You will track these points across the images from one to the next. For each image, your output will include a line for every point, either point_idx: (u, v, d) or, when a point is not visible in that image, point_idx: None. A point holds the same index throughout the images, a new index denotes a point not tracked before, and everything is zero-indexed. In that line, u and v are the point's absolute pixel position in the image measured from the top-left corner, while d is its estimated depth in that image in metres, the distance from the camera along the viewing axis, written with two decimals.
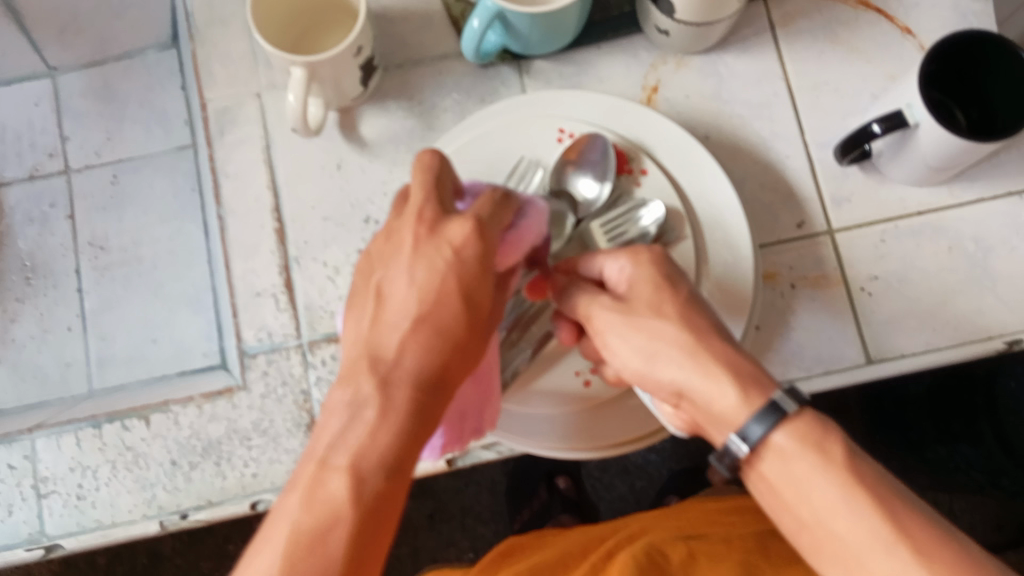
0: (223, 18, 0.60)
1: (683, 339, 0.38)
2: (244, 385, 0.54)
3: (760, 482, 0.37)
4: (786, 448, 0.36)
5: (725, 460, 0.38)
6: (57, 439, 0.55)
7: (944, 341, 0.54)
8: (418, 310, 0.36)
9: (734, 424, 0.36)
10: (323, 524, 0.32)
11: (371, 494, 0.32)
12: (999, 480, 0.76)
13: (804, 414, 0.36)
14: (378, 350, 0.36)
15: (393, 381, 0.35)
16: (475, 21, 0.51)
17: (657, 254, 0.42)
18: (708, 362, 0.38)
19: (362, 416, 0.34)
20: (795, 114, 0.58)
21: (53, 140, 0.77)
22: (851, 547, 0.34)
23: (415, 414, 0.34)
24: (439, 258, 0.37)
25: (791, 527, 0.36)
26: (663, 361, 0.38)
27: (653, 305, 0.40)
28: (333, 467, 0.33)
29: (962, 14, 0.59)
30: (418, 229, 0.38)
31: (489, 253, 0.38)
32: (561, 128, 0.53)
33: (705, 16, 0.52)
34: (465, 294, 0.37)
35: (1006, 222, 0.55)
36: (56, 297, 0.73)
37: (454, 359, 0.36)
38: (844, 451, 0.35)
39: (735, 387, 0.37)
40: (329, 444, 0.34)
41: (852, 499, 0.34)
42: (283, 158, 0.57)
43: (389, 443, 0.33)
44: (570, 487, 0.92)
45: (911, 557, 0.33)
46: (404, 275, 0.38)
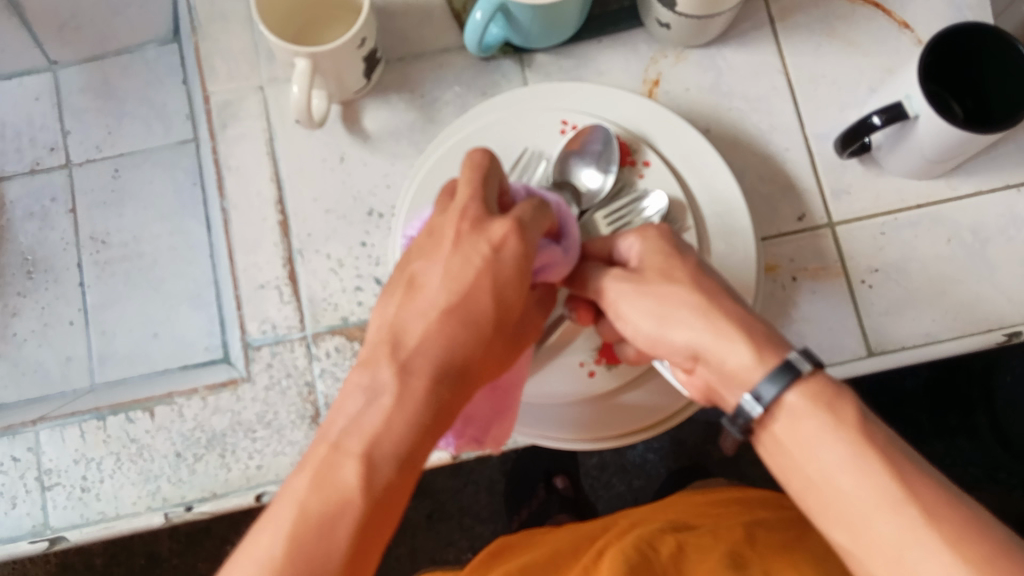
0: (224, 12, 0.60)
1: (694, 299, 0.39)
2: (248, 377, 0.54)
3: (769, 442, 0.37)
4: (796, 406, 0.36)
5: (737, 422, 0.38)
6: (61, 431, 0.55)
7: (944, 332, 0.54)
8: (449, 305, 0.37)
9: (746, 383, 0.37)
10: (331, 506, 0.31)
11: (382, 484, 0.32)
12: (996, 473, 0.79)
13: (817, 376, 0.36)
14: (401, 338, 0.36)
15: (416, 374, 0.35)
16: (478, 14, 0.51)
17: (664, 229, 0.43)
18: (722, 323, 0.38)
19: (380, 404, 0.34)
20: (794, 107, 0.58)
21: (54, 136, 0.77)
22: (859, 505, 0.34)
23: (435, 409, 0.34)
24: (477, 254, 0.38)
25: (800, 491, 0.36)
26: (678, 322, 0.39)
27: (664, 271, 0.40)
28: (347, 450, 0.33)
29: (958, 8, 0.59)
30: (459, 222, 0.39)
31: (526, 256, 0.38)
32: (564, 120, 0.53)
33: (705, 10, 0.52)
34: (499, 294, 0.38)
35: (1004, 214, 0.56)
36: (58, 292, 0.73)
37: (476, 358, 0.37)
38: (856, 413, 0.36)
39: (749, 348, 0.37)
40: (345, 427, 0.33)
41: (861, 458, 0.34)
42: (285, 151, 0.58)
43: (407, 435, 0.33)
44: (568, 487, 0.93)
45: (919, 516, 0.33)
46: (440, 267, 0.38)
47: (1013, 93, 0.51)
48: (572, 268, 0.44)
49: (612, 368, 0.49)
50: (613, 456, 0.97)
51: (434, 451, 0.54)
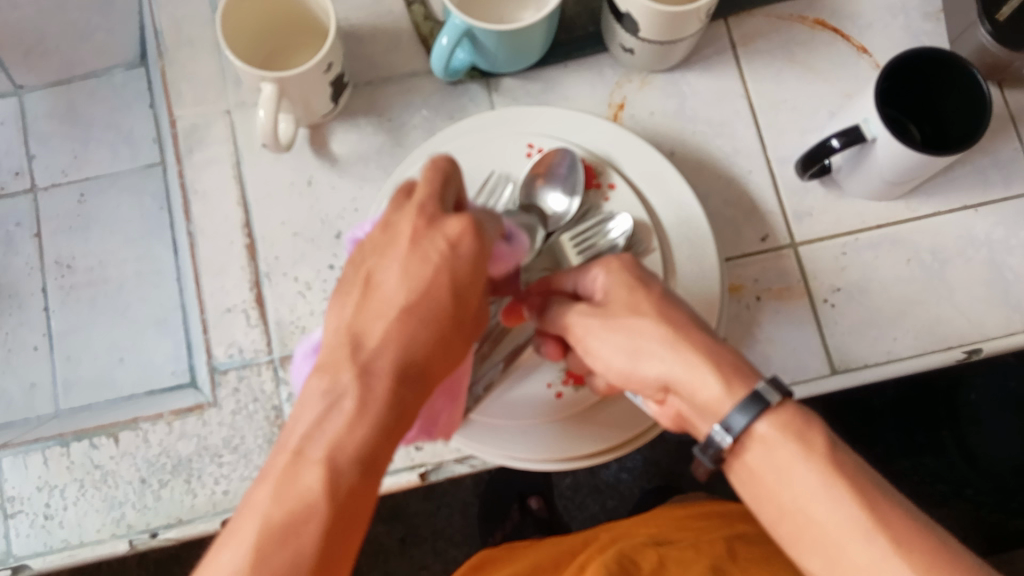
0: (191, 37, 0.61)
1: (663, 332, 0.39)
2: (214, 402, 0.54)
3: (742, 470, 0.38)
4: (768, 435, 0.36)
5: (708, 452, 0.38)
6: (23, 458, 0.55)
7: (905, 350, 0.55)
8: (404, 304, 0.36)
9: (717, 413, 0.37)
10: (294, 514, 0.31)
11: (346, 489, 0.32)
12: (962, 489, 0.80)
13: (786, 405, 0.37)
14: (360, 338, 0.35)
15: (376, 375, 0.34)
16: (444, 39, 0.52)
17: (627, 261, 0.43)
18: (690, 354, 0.38)
19: (340, 409, 0.33)
20: (756, 131, 0.59)
21: (19, 161, 0.76)
22: (832, 534, 0.35)
23: (396, 409, 0.34)
24: (434, 252, 0.37)
25: (772, 518, 0.37)
26: (647, 355, 0.39)
27: (629, 305, 0.40)
28: (309, 458, 0.32)
29: (915, 34, 0.61)
30: (416, 220, 0.37)
31: (482, 253, 0.38)
32: (529, 144, 0.53)
33: (668, 35, 0.53)
34: (456, 293, 0.37)
35: (961, 234, 0.57)
36: (22, 318, 0.72)
37: (437, 356, 0.36)
38: (825, 441, 0.36)
39: (719, 380, 0.37)
40: (305, 435, 0.33)
41: (833, 488, 0.35)
42: (252, 175, 0.58)
43: (368, 437, 0.33)
44: (542, 508, 0.93)
45: (890, 545, 0.34)
46: (396, 264, 0.37)
47: (966, 117, 0.52)
48: (542, 301, 0.45)
49: (577, 390, 0.50)
50: (586, 477, 0.97)
51: (402, 474, 0.53)
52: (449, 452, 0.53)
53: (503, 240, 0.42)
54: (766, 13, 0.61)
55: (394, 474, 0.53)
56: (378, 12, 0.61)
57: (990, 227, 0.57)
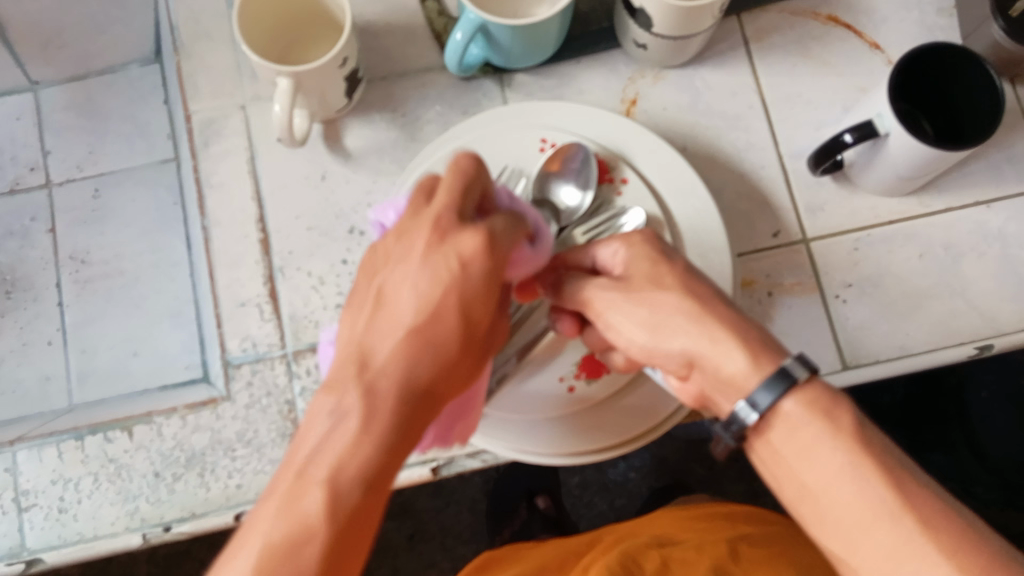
0: (207, 31, 0.61)
1: (687, 306, 0.39)
2: (227, 396, 0.54)
3: (766, 449, 0.37)
4: (794, 414, 0.36)
5: (732, 429, 0.38)
6: (38, 450, 0.55)
7: (917, 345, 0.55)
8: (414, 323, 0.36)
9: (742, 389, 0.37)
10: (296, 532, 0.31)
11: (349, 507, 0.32)
12: (971, 488, 0.79)
13: (814, 383, 0.36)
14: (369, 358, 0.35)
15: (380, 393, 0.34)
16: (459, 34, 0.52)
17: (649, 235, 0.43)
18: (714, 329, 0.38)
19: (346, 426, 0.33)
20: (769, 126, 0.59)
21: (34, 155, 0.77)
22: (857, 514, 0.34)
23: (402, 430, 0.34)
24: (446, 268, 0.36)
25: (795, 497, 0.37)
26: (670, 329, 0.39)
27: (652, 279, 0.41)
28: (314, 478, 0.32)
29: (928, 30, 0.61)
30: (429, 234, 0.37)
31: (494, 269, 0.37)
32: (543, 138, 0.54)
33: (682, 30, 0.53)
34: (465, 312, 0.37)
35: (974, 230, 0.57)
36: (36, 312, 0.72)
37: (443, 376, 0.36)
38: (853, 420, 0.36)
39: (744, 354, 0.37)
40: (311, 451, 0.33)
41: (858, 467, 0.35)
42: (266, 169, 0.58)
43: (373, 456, 0.33)
44: (549, 506, 0.91)
45: (917, 526, 0.33)
46: (407, 279, 0.37)
47: (981, 107, 0.52)
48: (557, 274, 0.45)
49: (591, 382, 0.50)
50: (594, 475, 0.97)
51: (415, 467, 0.54)
52: (460, 447, 0.54)
53: (529, 244, 0.40)
54: (780, 8, 0.61)
55: (407, 468, 0.53)
56: (392, 7, 0.61)
57: (1003, 222, 0.57)
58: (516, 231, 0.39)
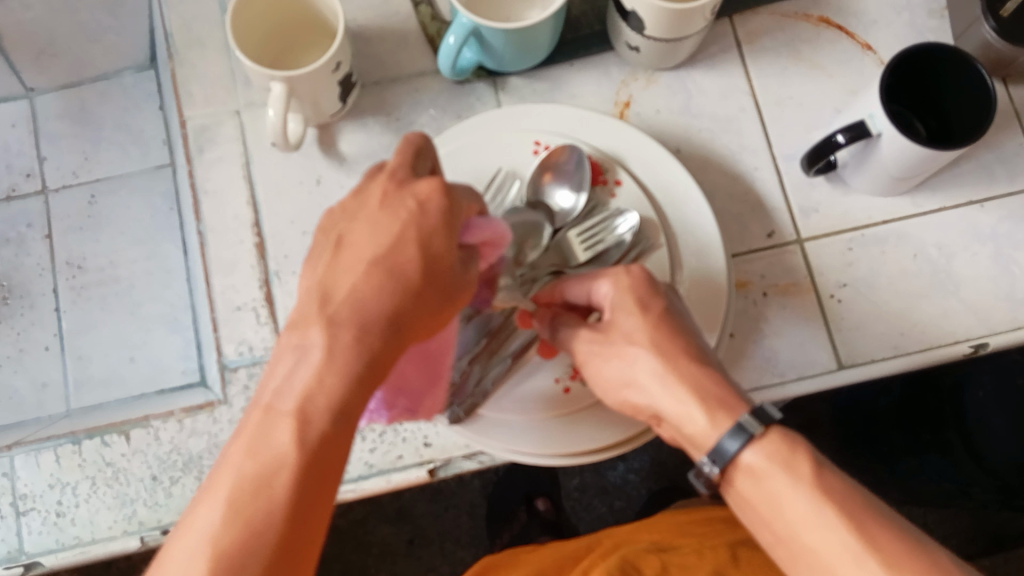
0: (200, 38, 0.61)
1: (656, 363, 0.40)
2: (224, 400, 0.54)
3: (737, 498, 0.39)
4: (755, 465, 0.38)
5: (701, 480, 0.39)
6: (35, 457, 0.55)
7: (912, 345, 0.56)
8: (373, 258, 0.36)
9: (705, 445, 0.38)
10: (263, 465, 0.32)
11: (316, 436, 0.32)
12: (968, 488, 0.79)
13: (771, 434, 0.38)
14: (330, 295, 0.35)
15: (341, 325, 0.34)
16: (451, 38, 0.53)
17: (637, 273, 0.42)
18: (678, 387, 0.39)
19: (310, 360, 0.33)
20: (762, 128, 0.60)
21: (29, 162, 0.77)
22: (824, 559, 0.36)
23: (368, 360, 0.34)
24: (403, 210, 0.36)
25: (768, 541, 0.38)
26: (638, 387, 0.41)
27: (626, 331, 0.41)
28: (282, 411, 0.33)
29: (919, 31, 0.61)
30: (386, 185, 0.38)
31: (455, 212, 0.37)
32: (537, 141, 0.54)
33: (674, 33, 0.54)
34: (424, 246, 0.36)
35: (966, 230, 0.57)
36: (34, 318, 0.72)
37: (411, 308, 0.35)
38: (812, 466, 0.37)
39: (703, 413, 0.38)
40: (277, 388, 0.34)
41: (821, 511, 0.36)
42: (261, 174, 0.58)
43: (339, 387, 0.33)
44: (549, 509, 0.93)
45: (881, 566, 0.35)
46: (365, 223, 0.37)
47: (972, 114, 0.52)
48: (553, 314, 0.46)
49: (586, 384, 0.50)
50: (593, 479, 0.97)
51: (412, 469, 0.54)
52: (458, 449, 0.54)
53: (485, 214, 0.40)
54: (771, 10, 0.62)
55: (404, 470, 0.53)
56: (385, 12, 0.61)
57: (996, 222, 0.57)
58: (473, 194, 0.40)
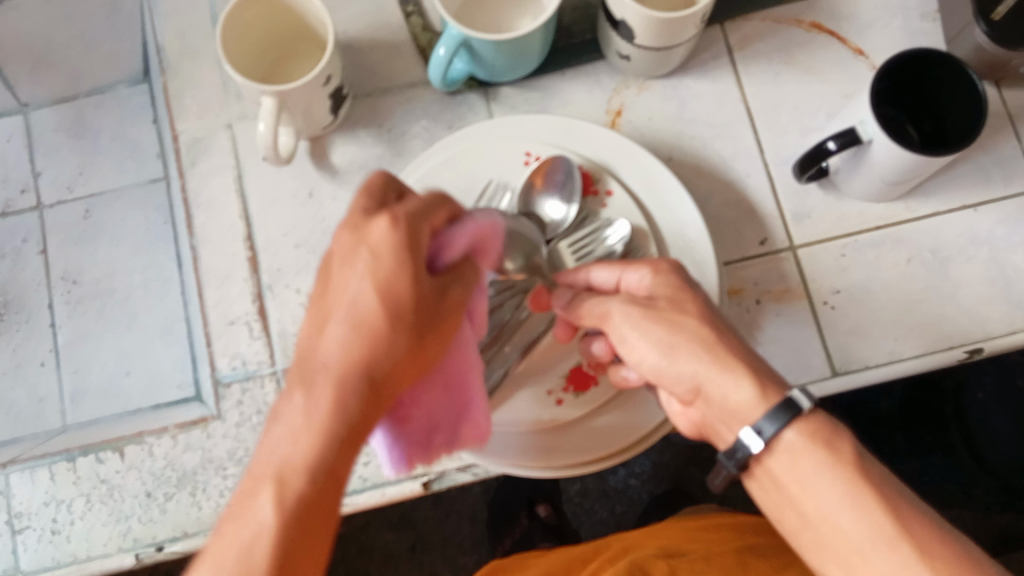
0: (192, 51, 0.61)
1: (702, 336, 0.40)
2: (218, 414, 0.55)
3: (769, 478, 0.38)
4: (796, 443, 0.37)
5: (738, 454, 0.38)
6: (30, 473, 0.55)
7: (908, 350, 0.55)
8: (349, 315, 0.34)
9: (749, 418, 0.38)
10: (249, 536, 0.30)
11: (297, 501, 0.31)
12: (970, 489, 0.81)
13: (814, 414, 0.37)
14: (312, 358, 0.34)
15: (322, 386, 0.33)
16: (442, 49, 0.53)
17: (674, 264, 0.44)
18: (724, 359, 0.39)
19: (289, 424, 0.32)
20: (755, 134, 0.59)
21: (25, 177, 0.78)
22: (856, 544, 0.35)
23: (346, 418, 0.33)
24: (367, 253, 0.35)
25: (795, 526, 0.38)
26: (682, 356, 0.40)
27: (673, 307, 0.41)
28: (262, 478, 0.31)
29: (912, 35, 0.61)
30: (348, 229, 0.36)
31: (415, 246, 0.35)
32: (527, 151, 0.54)
33: (665, 42, 0.53)
34: (389, 294, 0.35)
35: (962, 233, 0.57)
36: (28, 332, 0.73)
37: (385, 360, 0.34)
38: (852, 450, 0.37)
39: (753, 386, 0.38)
40: (263, 455, 0.32)
41: (857, 495, 0.36)
42: (253, 187, 0.58)
43: (316, 448, 0.32)
44: (550, 514, 0.92)
45: (913, 552, 0.34)
46: (341, 275, 0.36)
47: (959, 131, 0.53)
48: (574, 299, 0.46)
49: (578, 395, 0.50)
50: (594, 483, 0.97)
51: (406, 483, 0.54)
52: (451, 461, 0.53)
53: (455, 222, 0.38)
54: (763, 15, 0.61)
55: (397, 483, 0.54)
56: (377, 23, 0.61)
57: (991, 225, 0.57)
58: (435, 208, 0.38)
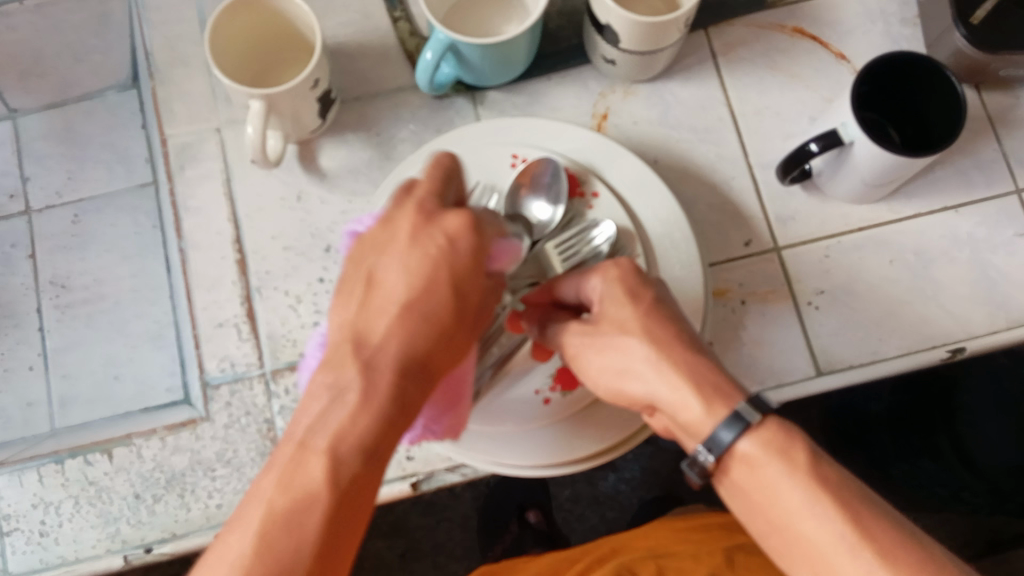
0: (182, 57, 0.62)
1: (647, 352, 0.39)
2: (207, 416, 0.55)
3: (730, 488, 0.38)
4: (751, 454, 0.36)
5: (695, 468, 0.38)
6: (18, 476, 0.55)
7: (891, 350, 0.56)
8: (407, 298, 0.36)
9: (700, 434, 0.37)
10: (298, 503, 0.32)
11: (348, 477, 0.33)
12: (959, 493, 0.80)
13: (768, 423, 0.36)
14: (363, 336, 0.35)
15: (379, 370, 0.34)
16: (429, 54, 0.53)
17: (627, 267, 0.42)
18: (673, 376, 0.38)
19: (344, 403, 0.34)
20: (739, 138, 0.60)
21: (15, 183, 0.78)
22: (818, 550, 0.35)
23: (399, 402, 0.34)
24: (434, 247, 0.37)
25: (762, 531, 0.37)
26: (633, 376, 0.39)
27: (618, 321, 0.40)
28: (312, 447, 0.33)
29: (893, 40, 0.62)
30: (415, 216, 0.38)
31: (482, 246, 0.38)
32: (514, 154, 0.54)
33: (649, 46, 0.54)
34: (455, 287, 0.37)
35: (943, 235, 0.58)
36: (18, 337, 0.73)
37: (439, 351, 0.36)
38: (808, 456, 0.36)
39: (698, 401, 0.37)
40: (310, 427, 0.34)
41: (817, 502, 0.35)
42: (242, 191, 0.59)
43: (372, 428, 0.33)
44: (541, 521, 0.92)
45: (875, 559, 0.34)
46: (395, 261, 0.37)
47: (946, 115, 0.53)
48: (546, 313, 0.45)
49: (566, 396, 0.50)
50: (585, 489, 0.97)
51: (394, 483, 0.54)
52: (440, 461, 0.54)
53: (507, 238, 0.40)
54: (746, 21, 0.62)
55: (386, 484, 0.54)
56: (365, 28, 0.62)
57: (972, 227, 0.58)
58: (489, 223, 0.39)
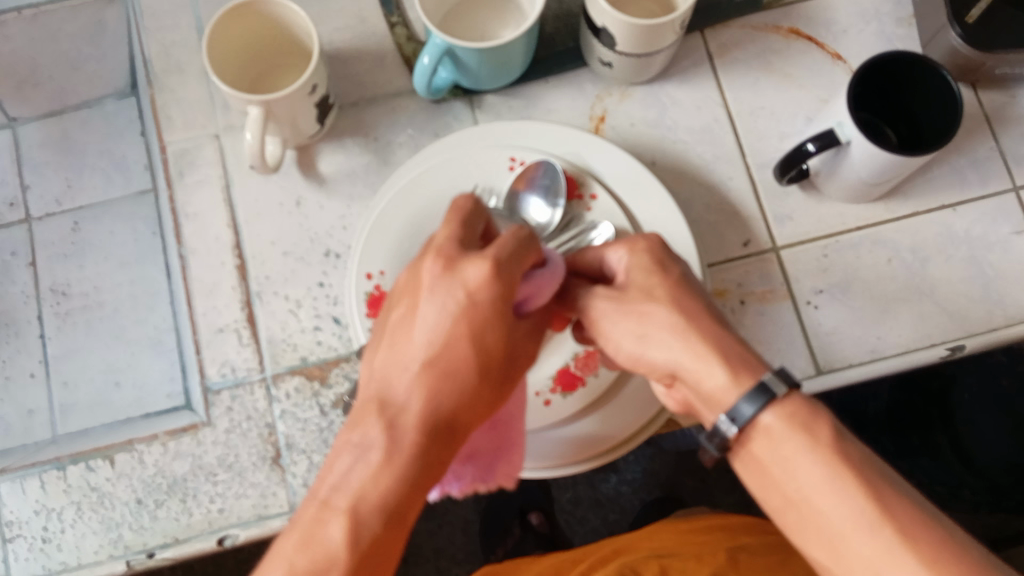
0: (180, 65, 0.62)
1: (673, 319, 0.39)
2: (208, 421, 0.55)
3: (749, 463, 0.37)
4: (774, 427, 0.36)
5: (715, 440, 0.38)
6: (20, 483, 0.55)
7: (889, 348, 0.56)
8: (427, 356, 0.37)
9: (723, 404, 0.37)
10: (315, 564, 0.32)
11: (369, 540, 0.33)
12: (958, 491, 0.81)
13: (793, 396, 0.36)
14: (389, 395, 0.37)
15: (403, 428, 0.35)
16: (426, 58, 0.53)
17: (654, 241, 0.43)
18: (699, 343, 0.38)
19: (368, 460, 0.34)
20: (735, 139, 0.60)
21: (14, 192, 0.79)
22: (836, 525, 0.34)
23: (422, 462, 0.35)
24: (452, 299, 0.38)
25: (779, 507, 0.37)
26: (656, 342, 0.39)
27: (646, 290, 0.41)
28: (335, 508, 0.33)
29: (887, 40, 0.62)
30: (438, 267, 0.39)
31: (505, 294, 0.38)
32: (511, 157, 0.54)
33: (645, 47, 0.54)
34: (475, 339, 0.38)
35: (940, 233, 0.58)
36: (19, 345, 0.73)
37: (465, 410, 0.37)
38: (831, 433, 0.36)
39: (725, 369, 0.37)
40: (334, 484, 0.34)
41: (837, 478, 0.34)
42: (241, 197, 0.59)
43: (393, 487, 0.34)
44: (542, 522, 0.94)
45: (896, 537, 0.33)
46: (420, 315, 0.38)
47: (941, 115, 0.53)
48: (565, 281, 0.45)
49: (566, 398, 0.50)
50: (586, 492, 0.97)
51: None
52: None
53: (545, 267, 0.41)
54: (741, 23, 0.63)
55: None
56: (362, 34, 0.62)
57: (969, 225, 0.58)
58: (525, 254, 0.39)
